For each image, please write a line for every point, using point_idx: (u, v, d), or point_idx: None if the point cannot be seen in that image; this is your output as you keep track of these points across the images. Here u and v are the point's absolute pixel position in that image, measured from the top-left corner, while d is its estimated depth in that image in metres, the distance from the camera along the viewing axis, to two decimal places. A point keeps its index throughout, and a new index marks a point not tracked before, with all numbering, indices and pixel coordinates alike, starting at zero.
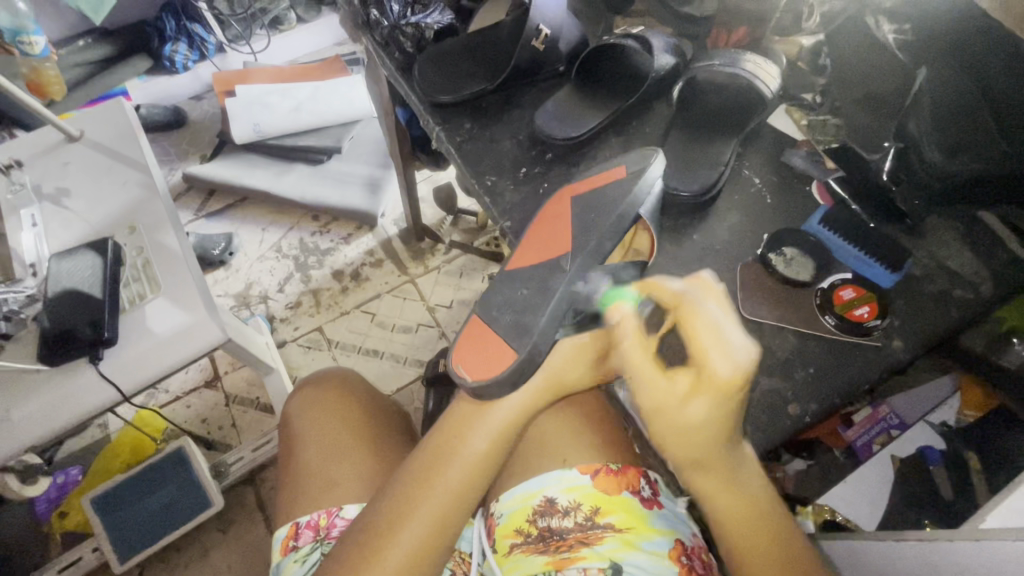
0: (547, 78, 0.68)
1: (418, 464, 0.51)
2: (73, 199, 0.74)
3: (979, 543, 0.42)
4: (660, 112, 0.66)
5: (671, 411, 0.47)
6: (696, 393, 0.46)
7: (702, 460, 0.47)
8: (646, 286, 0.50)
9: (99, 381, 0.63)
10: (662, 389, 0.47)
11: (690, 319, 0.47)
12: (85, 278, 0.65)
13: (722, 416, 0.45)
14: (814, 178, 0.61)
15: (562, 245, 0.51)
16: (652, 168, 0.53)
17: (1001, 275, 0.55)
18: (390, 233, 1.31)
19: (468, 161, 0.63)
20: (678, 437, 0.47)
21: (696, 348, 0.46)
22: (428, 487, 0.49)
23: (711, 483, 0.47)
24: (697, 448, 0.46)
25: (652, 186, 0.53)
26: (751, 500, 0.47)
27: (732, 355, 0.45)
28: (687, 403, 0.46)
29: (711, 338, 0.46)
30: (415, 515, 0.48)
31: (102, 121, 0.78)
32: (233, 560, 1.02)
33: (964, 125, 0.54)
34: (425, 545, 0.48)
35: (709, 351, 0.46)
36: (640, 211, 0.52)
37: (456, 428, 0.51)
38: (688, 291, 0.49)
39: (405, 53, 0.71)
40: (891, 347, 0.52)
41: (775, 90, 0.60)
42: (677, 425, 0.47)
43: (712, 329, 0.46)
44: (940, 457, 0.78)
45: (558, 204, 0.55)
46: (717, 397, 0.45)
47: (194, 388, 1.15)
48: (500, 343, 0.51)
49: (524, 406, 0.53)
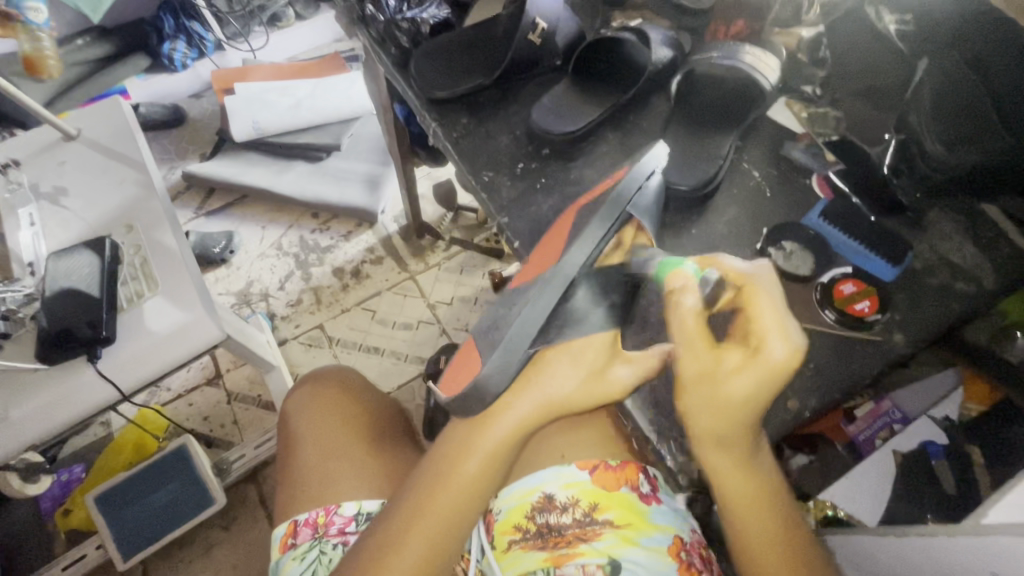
0: (543, 74, 0.68)
1: (421, 486, 0.50)
2: (70, 198, 0.73)
3: (980, 538, 0.41)
4: (659, 107, 0.65)
5: (721, 380, 0.46)
6: (748, 366, 0.45)
7: (730, 434, 0.46)
8: (705, 259, 0.50)
9: (97, 380, 0.63)
10: (707, 360, 0.46)
11: (752, 297, 0.46)
12: (83, 277, 0.65)
13: (767, 392, 0.45)
14: (814, 171, 0.60)
15: (546, 263, 0.50)
16: (645, 161, 0.51)
17: (1003, 269, 0.54)
18: (390, 230, 1.31)
19: (465, 157, 0.62)
20: (717, 409, 0.45)
21: (757, 327, 0.45)
22: (427, 514, 0.49)
23: (729, 463, 0.46)
24: (731, 419, 0.45)
25: (641, 184, 0.51)
26: (762, 485, 0.47)
27: (790, 338, 0.45)
28: (734, 376, 0.45)
29: (775, 318, 0.45)
30: (413, 541, 0.48)
31: (100, 120, 0.78)
32: (237, 557, 1.02)
33: (966, 117, 0.53)
34: (424, 566, 0.48)
35: (769, 333, 0.45)
36: (634, 211, 0.50)
37: (457, 445, 0.50)
38: (755, 270, 0.47)
39: (401, 49, 0.71)
40: (891, 341, 0.52)
41: (774, 82, 0.59)
42: (721, 396, 0.45)
43: (775, 312, 0.45)
44: (942, 452, 0.78)
45: (566, 217, 0.54)
46: (766, 375, 0.44)
47: (196, 386, 1.15)
48: (475, 358, 0.50)
49: (526, 425, 0.51)
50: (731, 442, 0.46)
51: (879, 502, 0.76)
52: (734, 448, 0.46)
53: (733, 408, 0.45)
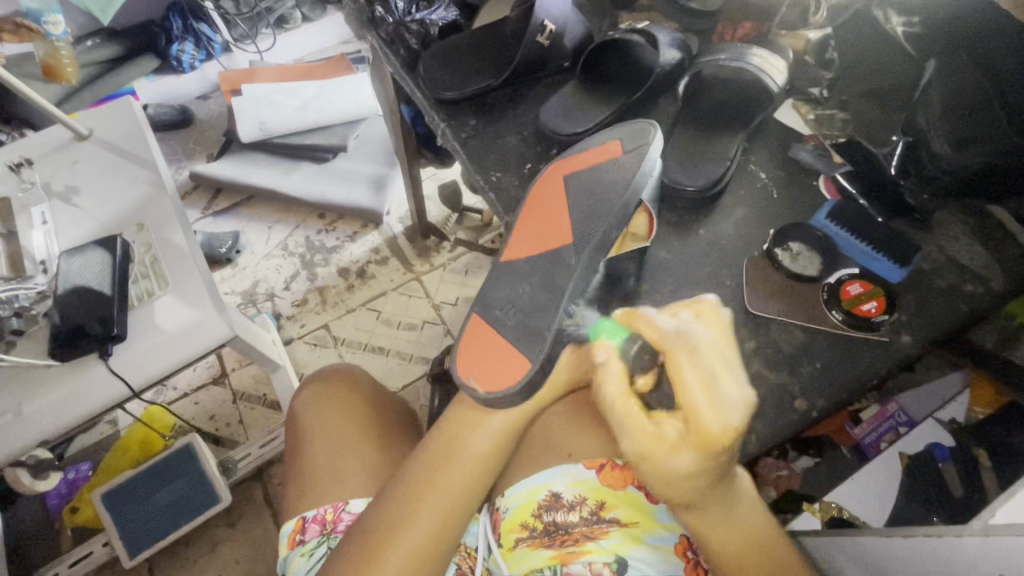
0: (549, 75, 0.68)
1: (422, 471, 0.51)
2: (82, 197, 0.74)
3: (989, 538, 0.41)
4: (666, 108, 0.65)
5: (657, 458, 0.44)
6: (683, 442, 0.43)
7: (689, 499, 0.45)
8: (629, 315, 0.47)
9: (108, 377, 0.63)
10: (647, 434, 0.45)
11: (674, 360, 0.43)
12: (95, 275, 0.65)
13: (707, 468, 0.42)
14: (821, 173, 0.60)
15: (555, 234, 0.53)
16: (648, 155, 0.53)
17: (1011, 271, 0.54)
18: (395, 231, 1.32)
19: (472, 157, 0.63)
20: (666, 483, 0.45)
21: (683, 397, 0.42)
22: (432, 495, 0.50)
23: (701, 517, 0.46)
24: (682, 492, 0.45)
25: (651, 171, 0.53)
26: (741, 524, 0.47)
27: (724, 407, 0.41)
28: (673, 455, 0.43)
29: (703, 382, 0.42)
30: (415, 525, 0.49)
31: (111, 119, 0.79)
32: (242, 555, 1.03)
33: (974, 117, 0.53)
34: (425, 549, 0.49)
35: (698, 403, 0.41)
36: (642, 197, 0.53)
37: (464, 432, 0.52)
38: (682, 330, 0.44)
39: (411, 50, 0.72)
40: (899, 342, 0.52)
41: (780, 85, 0.59)
42: (664, 473, 0.44)
43: (702, 382, 0.42)
44: (948, 454, 0.77)
45: (548, 182, 0.55)
46: (704, 450, 0.42)
47: (202, 385, 1.17)
48: (491, 339, 0.53)
49: (529, 412, 0.54)
50: (692, 505, 0.45)
51: (885, 502, 0.76)
52: (700, 507, 0.46)
53: (677, 482, 0.44)
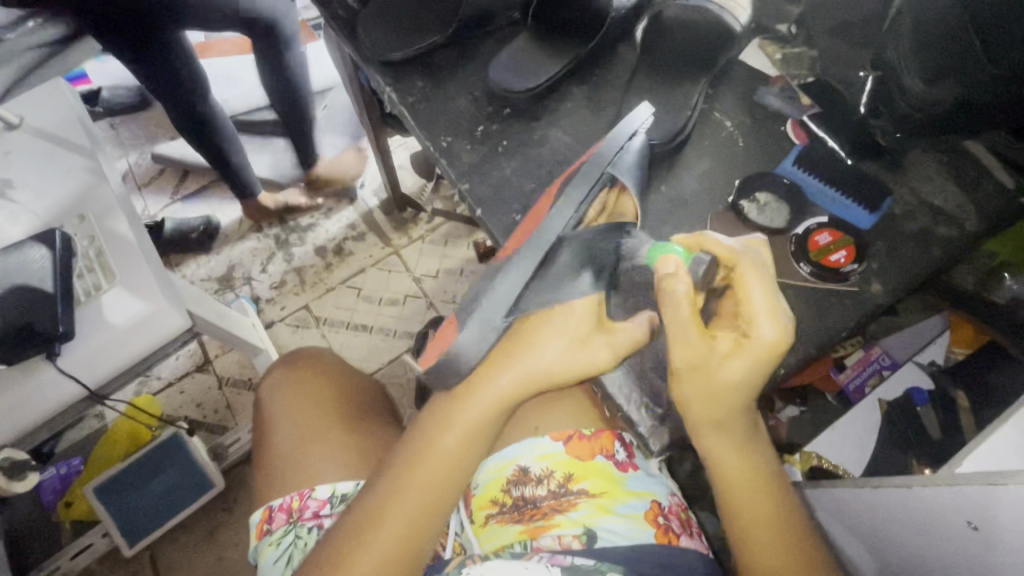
0: (501, 27, 0.63)
1: (396, 468, 0.49)
2: (18, 190, 0.70)
3: (955, 488, 0.40)
4: (625, 58, 0.61)
5: (713, 369, 0.43)
6: (740, 353, 0.42)
7: (724, 419, 0.44)
8: (695, 238, 0.46)
9: (61, 378, 0.61)
10: (701, 347, 0.43)
11: (744, 277, 0.43)
12: (34, 273, 0.62)
13: (757, 378, 0.42)
14: (789, 117, 0.57)
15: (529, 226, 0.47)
16: (626, 122, 0.48)
17: (987, 208, 0.52)
18: (371, 204, 1.27)
19: (423, 124, 0.59)
20: (710, 395, 0.43)
21: (747, 307, 0.42)
22: (403, 493, 0.47)
23: (725, 444, 0.45)
24: (725, 405, 0.43)
25: (624, 142, 0.48)
26: (755, 475, 0.46)
27: (780, 318, 0.42)
28: (726, 363, 0.43)
29: (767, 298, 0.42)
30: (387, 525, 0.47)
31: (44, 106, 0.74)
32: (242, 537, 1.04)
33: (945, 44, 0.48)
34: (399, 546, 0.46)
35: (759, 313, 0.42)
36: (615, 173, 0.48)
37: (434, 423, 0.50)
38: (744, 249, 0.44)
39: (349, 9, 0.65)
40: (869, 291, 0.50)
41: (745, 23, 0.55)
42: (714, 384, 0.43)
43: (767, 292, 0.42)
44: (927, 397, 0.77)
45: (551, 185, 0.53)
46: (761, 359, 0.42)
47: (185, 373, 1.15)
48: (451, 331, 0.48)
49: (503, 407, 0.49)
50: (726, 427, 0.44)
51: (864, 451, 0.75)
52: (731, 432, 0.45)
53: (724, 394, 0.43)
